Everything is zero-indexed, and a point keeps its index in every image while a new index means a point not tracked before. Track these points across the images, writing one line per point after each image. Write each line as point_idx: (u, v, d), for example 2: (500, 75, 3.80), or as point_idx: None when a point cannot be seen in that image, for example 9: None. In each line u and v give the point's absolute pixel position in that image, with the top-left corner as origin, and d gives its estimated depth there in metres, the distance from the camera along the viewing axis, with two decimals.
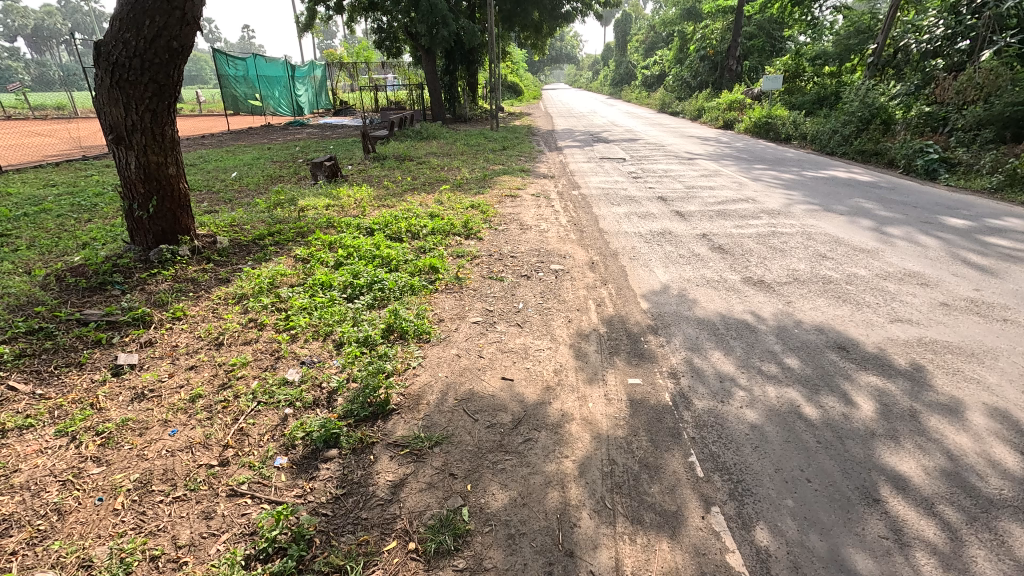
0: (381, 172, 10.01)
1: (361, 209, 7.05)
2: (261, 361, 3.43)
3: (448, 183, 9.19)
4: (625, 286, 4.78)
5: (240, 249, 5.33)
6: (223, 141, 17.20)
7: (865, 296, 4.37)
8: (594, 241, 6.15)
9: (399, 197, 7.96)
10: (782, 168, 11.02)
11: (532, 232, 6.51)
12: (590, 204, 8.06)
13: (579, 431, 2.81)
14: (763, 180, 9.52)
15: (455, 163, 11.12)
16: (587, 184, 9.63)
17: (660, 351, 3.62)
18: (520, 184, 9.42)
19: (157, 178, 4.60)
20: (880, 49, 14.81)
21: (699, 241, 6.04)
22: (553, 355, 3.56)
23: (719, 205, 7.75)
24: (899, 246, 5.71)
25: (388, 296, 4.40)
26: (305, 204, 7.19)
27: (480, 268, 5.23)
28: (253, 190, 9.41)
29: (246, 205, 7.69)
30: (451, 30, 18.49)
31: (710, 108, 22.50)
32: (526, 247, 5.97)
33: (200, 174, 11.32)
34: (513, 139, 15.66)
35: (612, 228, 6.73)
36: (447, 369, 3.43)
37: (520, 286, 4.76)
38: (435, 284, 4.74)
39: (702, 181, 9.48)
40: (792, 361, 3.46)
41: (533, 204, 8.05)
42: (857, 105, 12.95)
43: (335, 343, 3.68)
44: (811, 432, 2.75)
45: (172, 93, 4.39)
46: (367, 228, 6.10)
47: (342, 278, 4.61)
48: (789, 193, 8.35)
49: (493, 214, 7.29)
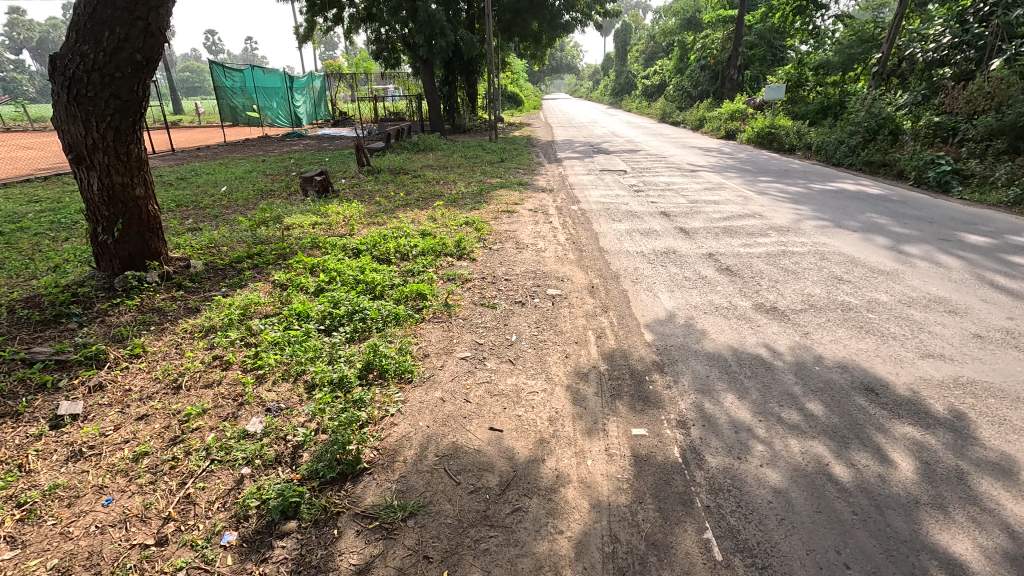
0: (375, 187, 9.70)
1: (349, 227, 6.72)
2: (220, 408, 3.06)
3: (442, 199, 8.86)
4: (627, 314, 4.42)
5: (216, 273, 5.00)
6: (218, 153, 16.97)
7: (889, 327, 4.02)
8: (593, 261, 5.80)
9: (390, 214, 7.62)
10: (788, 180, 10.69)
11: (528, 252, 6.16)
12: (590, 220, 7.74)
13: (576, 498, 2.44)
14: (769, 193, 9.19)
15: (452, 177, 10.81)
16: (587, 198, 9.29)
17: (666, 395, 3.25)
18: (517, 198, 9.10)
19: (122, 201, 4.27)
20: (885, 58, 14.57)
21: (705, 262, 5.69)
22: (548, 400, 3.20)
23: (724, 221, 7.40)
24: (919, 267, 5.35)
25: (369, 327, 4.07)
26: (290, 222, 6.87)
27: (471, 293, 4.88)
28: (241, 206, 9.09)
29: (231, 223, 7.36)
30: (449, 41, 18.31)
31: (711, 117, 22.25)
32: (522, 268, 5.62)
33: (190, 188, 11.04)
34: (511, 151, 15.41)
35: (613, 246, 6.39)
36: (429, 417, 3.06)
37: (513, 314, 4.41)
38: (421, 312, 4.40)
39: (706, 195, 9.14)
40: (815, 406, 3.08)
41: (531, 220, 7.72)
42: (864, 114, 12.66)
43: (307, 385, 3.33)
44: (844, 499, 2.38)
45: (138, 108, 4.08)
46: (354, 248, 5.78)
47: (321, 307, 4.28)
48: (798, 208, 8.01)
49: (488, 232, 6.95)
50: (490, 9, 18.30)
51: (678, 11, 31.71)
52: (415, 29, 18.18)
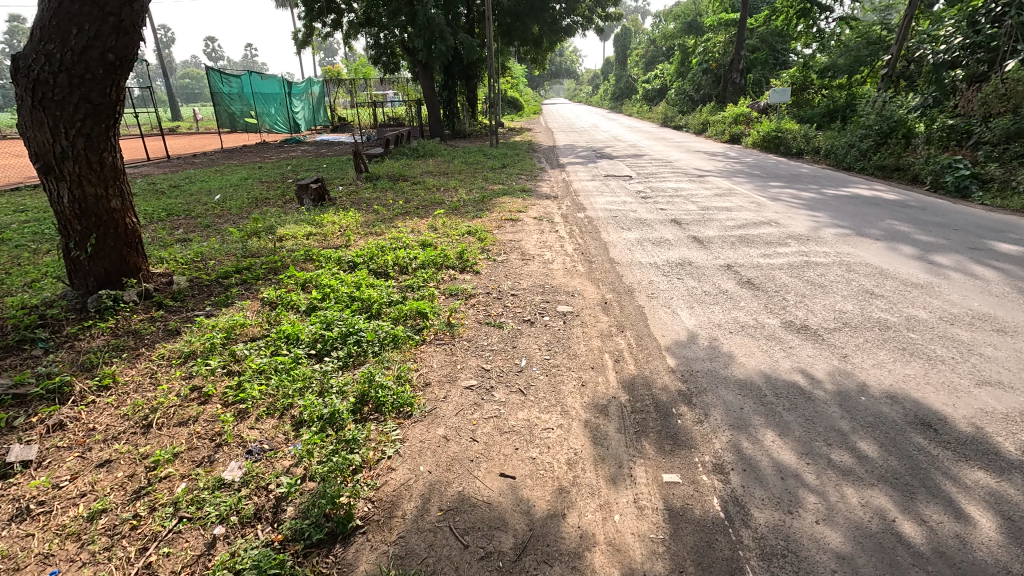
0: (373, 195, 9.36)
1: (345, 238, 6.36)
2: (195, 451, 2.70)
3: (443, 206, 8.51)
4: (646, 335, 4.06)
5: (201, 290, 4.65)
6: (214, 160, 16.66)
7: (935, 348, 3.66)
8: (605, 274, 5.45)
9: (389, 223, 7.28)
10: (800, 185, 10.35)
11: (535, 264, 5.82)
12: (598, 228, 7.39)
13: (605, 565, 2.08)
14: (782, 200, 8.86)
15: (452, 184, 10.47)
16: (593, 205, 8.95)
17: (698, 432, 2.90)
18: (520, 206, 8.76)
19: (95, 213, 3.92)
20: (895, 60, 14.25)
21: (724, 274, 5.34)
22: (565, 439, 2.84)
23: (739, 229, 7.06)
24: (954, 279, 5.00)
25: (366, 352, 3.72)
26: (284, 233, 6.53)
27: (475, 311, 4.53)
28: (235, 216, 8.75)
29: (222, 234, 7.02)
30: (449, 45, 18.05)
31: (715, 121, 21.95)
32: (529, 282, 5.26)
33: (183, 197, 10.71)
34: (513, 156, 15.09)
35: (624, 257, 6.04)
36: (431, 461, 2.70)
37: (521, 334, 4.06)
38: (422, 333, 4.05)
39: (716, 202, 8.81)
40: (868, 446, 2.72)
41: (535, 229, 7.37)
42: (875, 117, 12.33)
43: (293, 422, 2.96)
44: (922, 568, 2.02)
45: (111, 113, 3.75)
46: (350, 261, 5.44)
47: (313, 328, 3.93)
48: (814, 215, 7.67)
49: (492, 242, 6.60)
50: (490, 13, 18.06)
51: (679, 15, 31.50)
52: (415, 34, 17.91)
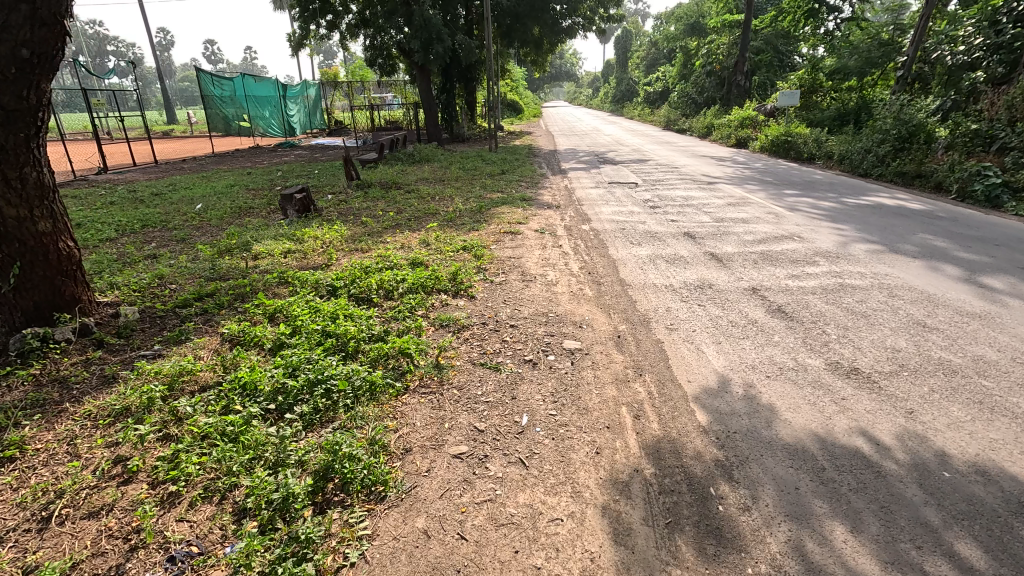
0: (363, 204, 8.76)
1: (327, 256, 5.75)
2: (100, 561, 2.09)
3: (437, 218, 7.91)
4: (668, 380, 3.46)
5: (153, 322, 4.03)
6: (203, 165, 16.11)
7: (1018, 402, 3.05)
8: (615, 300, 4.85)
9: (377, 237, 6.67)
10: (816, 193, 9.76)
11: (537, 286, 5.22)
12: (605, 243, 6.80)
13: None
14: (801, 210, 8.28)
15: (448, 192, 9.87)
16: (598, 215, 8.36)
17: (747, 526, 2.28)
18: (520, 216, 8.17)
19: (17, 238, 3.34)
20: (910, 62, 13.68)
21: (750, 300, 4.75)
22: (578, 538, 2.23)
23: (759, 244, 6.46)
24: (1014, 307, 4.40)
25: (336, 406, 3.11)
26: (259, 250, 5.93)
27: (468, 347, 3.92)
28: (214, 227, 8.15)
29: (193, 251, 6.41)
30: (446, 47, 17.53)
31: (720, 124, 21.41)
32: (530, 309, 4.65)
33: (163, 205, 10.12)
34: (512, 161, 14.52)
35: (635, 278, 5.44)
36: (406, 570, 2.09)
37: (521, 380, 3.44)
38: (404, 379, 3.44)
39: (730, 212, 8.21)
40: (970, 551, 2.11)
41: (536, 244, 6.77)
42: (892, 121, 11.75)
43: (234, 511, 2.36)
44: None
45: (31, 120, 3.21)
46: (328, 285, 4.83)
47: (275, 373, 3.32)
48: (839, 228, 7.07)
49: (489, 260, 5.99)
50: (488, 13, 17.47)
51: (681, 16, 31.03)
52: (411, 35, 17.39)
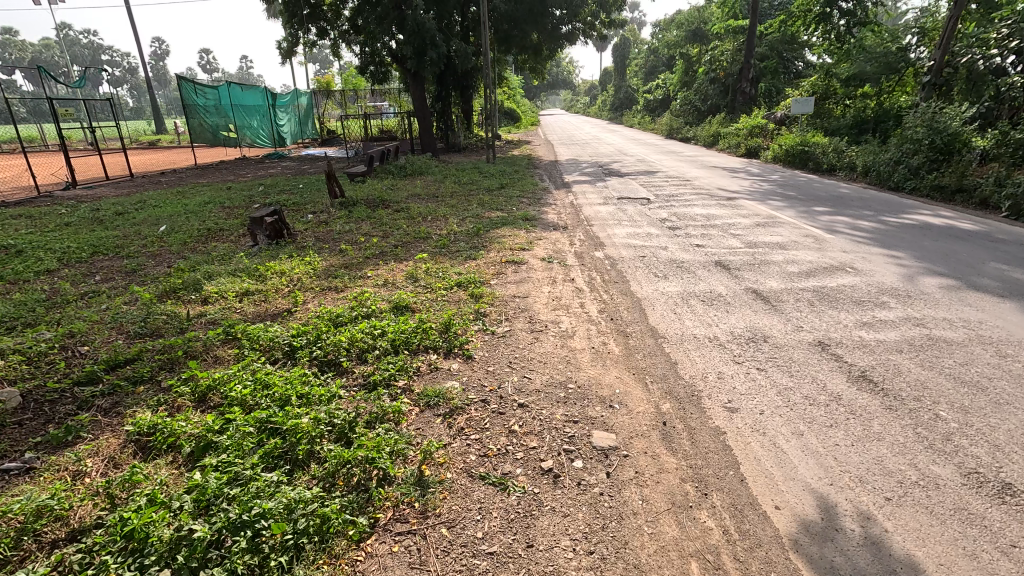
0: (345, 227, 7.75)
1: (291, 299, 4.75)
2: None
3: (428, 244, 6.89)
4: (749, 508, 2.43)
5: (37, 413, 3.00)
6: (182, 179, 15.13)
7: None
8: (652, 361, 3.85)
9: (356, 271, 5.64)
10: (850, 210, 8.83)
11: (551, 339, 4.21)
12: (625, 275, 5.81)
13: None
14: (841, 232, 7.34)
15: (442, 211, 8.86)
16: (611, 239, 7.39)
17: None
18: (524, 241, 7.19)
19: None
20: (938, 67, 12.78)
21: (821, 361, 3.75)
22: None
23: (809, 278, 5.46)
24: None
25: (266, 569, 2.06)
26: (211, 290, 4.92)
27: (463, 445, 2.90)
28: (172, 255, 7.13)
29: (133, 289, 5.38)
30: (441, 52, 16.66)
31: (727, 134, 20.59)
32: (543, 376, 3.64)
33: (123, 227, 9.11)
34: (511, 174, 13.58)
35: (671, 325, 4.44)
36: None
37: (538, 507, 2.43)
38: (372, 511, 2.40)
39: (762, 235, 7.25)
40: None
41: (543, 277, 5.76)
42: (924, 130, 10.82)
43: None
44: None
45: None
46: (286, 344, 3.82)
47: (181, 508, 2.27)
48: (894, 256, 6.10)
49: (488, 301, 5.00)
50: (485, 18, 16.55)
51: (681, 22, 29.62)
52: (404, 41, 16.51)
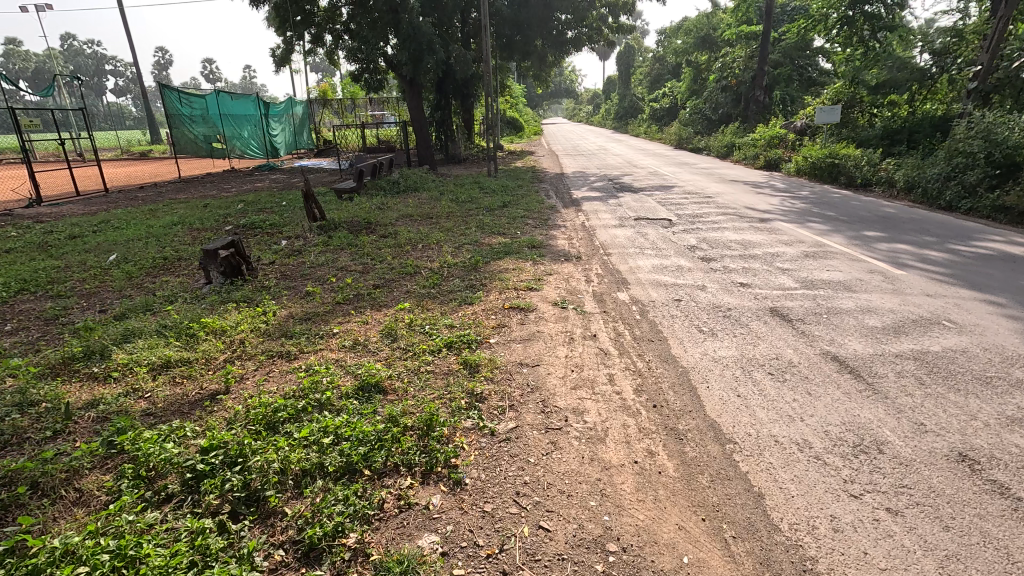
0: (320, 258, 6.59)
1: (220, 378, 3.53)
2: None
3: (416, 282, 5.71)
4: None
5: None
6: (160, 194, 14.02)
7: None
8: (726, 493, 2.61)
9: (318, 326, 4.44)
10: (908, 235, 7.64)
11: (575, 446, 2.97)
12: (662, 329, 4.59)
13: None
14: (911, 265, 6.13)
15: (435, 236, 7.69)
16: (636, 273, 6.21)
17: None
18: (531, 277, 6.00)
19: None
20: (986, 72, 11.62)
21: (981, 498, 2.51)
22: None
23: (900, 337, 4.25)
24: None
25: None
26: (119, 360, 3.73)
27: None
28: (110, 294, 5.97)
29: (28, 352, 4.18)
30: (439, 58, 15.56)
31: (744, 143, 19.48)
32: (570, 527, 2.39)
33: (70, 254, 7.94)
34: (515, 189, 12.44)
35: (736, 418, 3.22)
36: None
37: None
38: None
39: (817, 269, 6.05)
40: None
41: (557, 333, 4.53)
42: (978, 142, 9.67)
43: None
44: None
45: None
46: (189, 468, 2.60)
47: None
48: (996, 302, 4.89)
49: (487, 373, 3.77)
50: (485, 22, 15.14)
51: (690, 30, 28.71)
52: (399, 46, 15.41)
